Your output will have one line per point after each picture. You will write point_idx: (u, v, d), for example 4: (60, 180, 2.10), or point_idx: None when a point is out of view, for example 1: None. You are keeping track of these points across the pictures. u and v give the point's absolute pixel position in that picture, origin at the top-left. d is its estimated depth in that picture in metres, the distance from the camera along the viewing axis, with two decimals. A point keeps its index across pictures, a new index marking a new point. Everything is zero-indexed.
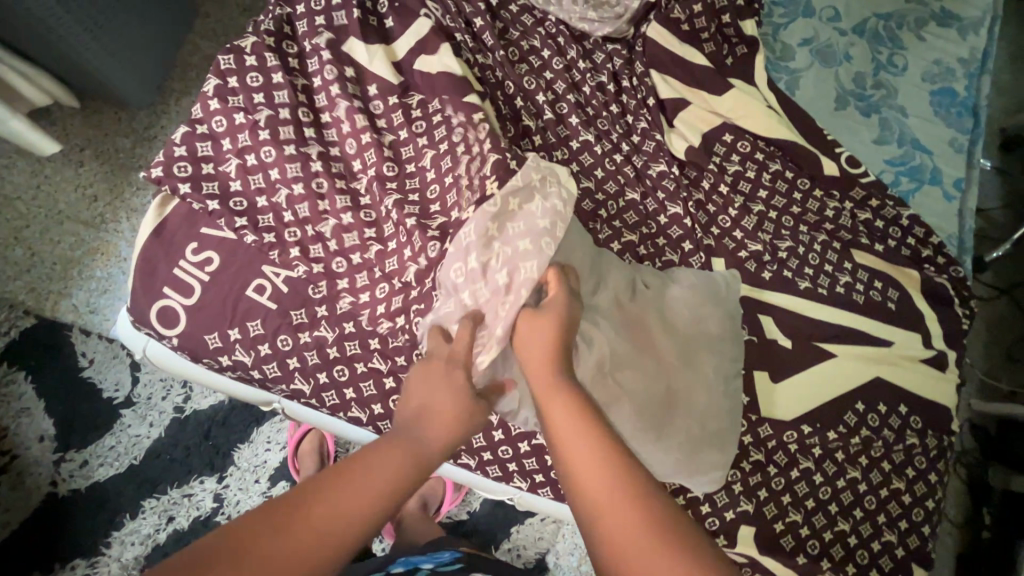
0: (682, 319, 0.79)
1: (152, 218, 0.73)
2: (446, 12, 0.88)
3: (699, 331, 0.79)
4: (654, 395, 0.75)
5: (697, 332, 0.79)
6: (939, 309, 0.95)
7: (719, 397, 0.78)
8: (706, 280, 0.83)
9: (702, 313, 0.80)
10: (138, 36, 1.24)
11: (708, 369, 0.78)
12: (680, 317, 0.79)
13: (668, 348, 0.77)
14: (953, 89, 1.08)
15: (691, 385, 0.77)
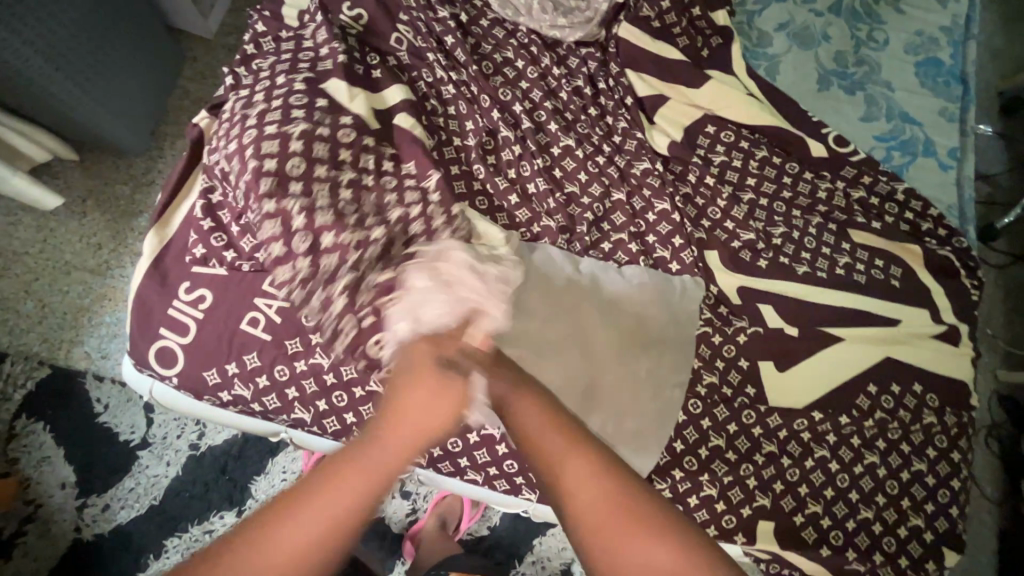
0: (624, 312, 0.80)
1: (144, 262, 0.75)
2: (418, 34, 0.90)
3: (640, 326, 0.80)
4: (580, 375, 0.76)
5: (636, 325, 0.79)
6: (946, 282, 0.92)
7: (653, 385, 0.78)
8: (663, 281, 0.83)
9: (646, 311, 0.80)
10: (128, 87, 1.27)
11: (648, 363, 0.79)
12: (619, 310, 0.80)
13: (603, 336, 0.78)
14: (938, 58, 1.06)
15: (625, 373, 0.78)
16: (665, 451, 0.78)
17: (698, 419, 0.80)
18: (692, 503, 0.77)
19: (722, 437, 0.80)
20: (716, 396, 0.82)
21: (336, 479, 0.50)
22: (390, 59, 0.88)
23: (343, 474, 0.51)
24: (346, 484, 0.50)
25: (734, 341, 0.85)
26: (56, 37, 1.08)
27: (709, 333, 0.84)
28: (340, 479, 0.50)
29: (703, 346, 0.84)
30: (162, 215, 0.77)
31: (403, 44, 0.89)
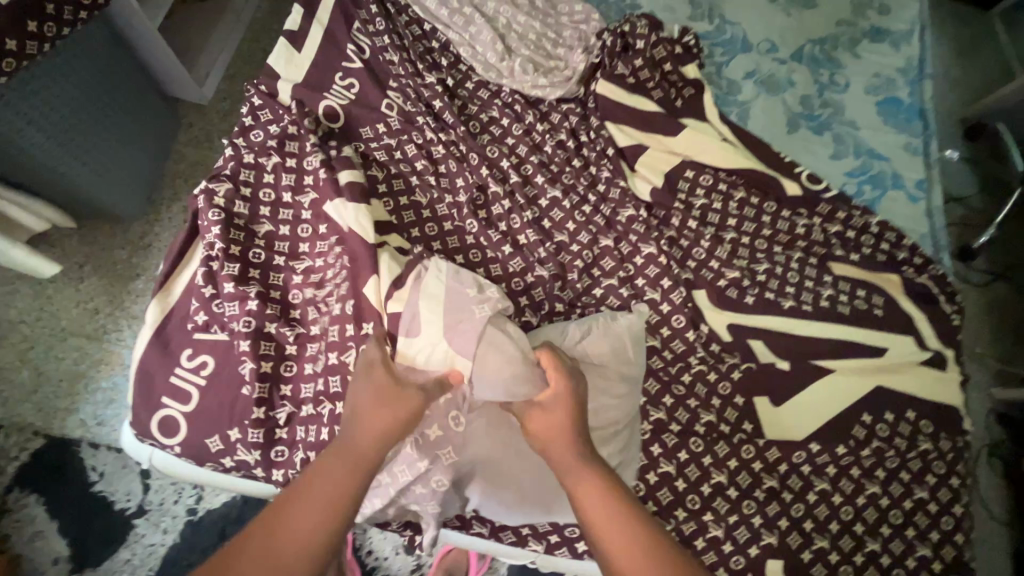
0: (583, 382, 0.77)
1: (147, 330, 0.76)
2: (407, 99, 0.95)
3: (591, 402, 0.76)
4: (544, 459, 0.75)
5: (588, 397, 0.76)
6: (927, 309, 0.95)
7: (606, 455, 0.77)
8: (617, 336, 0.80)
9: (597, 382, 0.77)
10: (123, 152, 1.31)
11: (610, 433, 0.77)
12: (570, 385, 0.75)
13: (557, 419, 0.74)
14: (897, 97, 1.13)
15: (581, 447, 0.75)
16: (667, 492, 0.79)
17: (699, 458, 0.81)
18: (700, 545, 0.78)
19: (724, 474, 0.81)
20: (715, 434, 0.83)
21: (327, 474, 0.57)
22: (381, 123, 0.92)
23: (323, 474, 0.56)
24: (336, 471, 0.57)
25: (729, 377, 0.86)
26: (53, 109, 1.11)
27: (704, 371, 0.86)
28: (335, 464, 0.58)
29: (699, 384, 0.85)
30: (164, 284, 0.79)
31: (393, 109, 0.94)
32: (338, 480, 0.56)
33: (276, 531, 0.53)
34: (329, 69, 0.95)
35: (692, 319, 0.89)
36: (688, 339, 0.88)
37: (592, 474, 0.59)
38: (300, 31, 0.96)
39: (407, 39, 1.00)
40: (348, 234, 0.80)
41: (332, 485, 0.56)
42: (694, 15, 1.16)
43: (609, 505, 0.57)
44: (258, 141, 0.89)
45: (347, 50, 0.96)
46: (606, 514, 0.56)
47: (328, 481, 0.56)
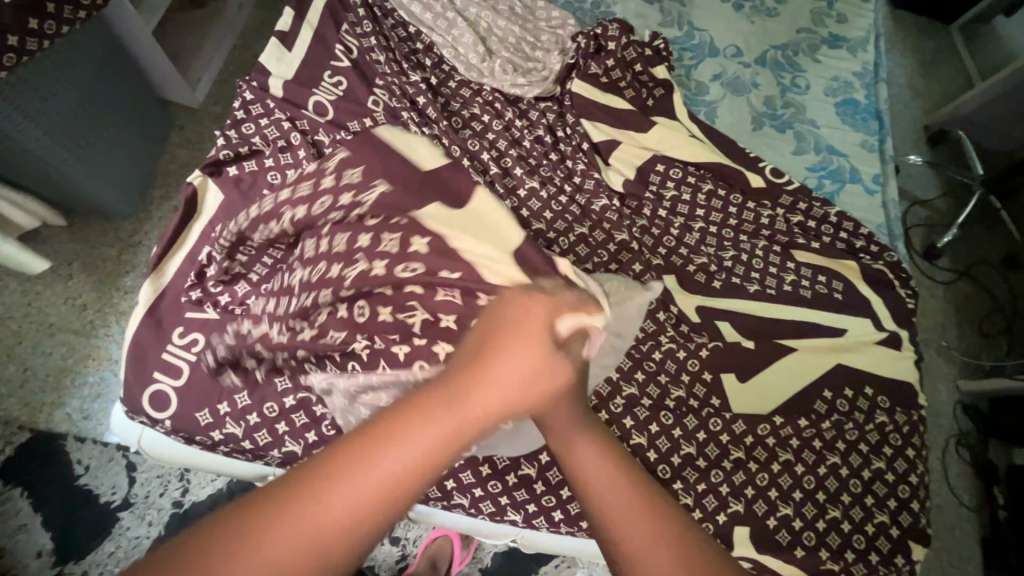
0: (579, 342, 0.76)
1: (140, 309, 0.79)
2: (392, 95, 1.00)
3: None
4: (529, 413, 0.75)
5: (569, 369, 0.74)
6: (883, 293, 1.02)
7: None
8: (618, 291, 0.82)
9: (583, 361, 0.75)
10: (116, 152, 1.34)
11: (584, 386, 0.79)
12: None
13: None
14: (854, 99, 1.21)
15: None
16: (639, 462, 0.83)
17: (670, 429, 0.85)
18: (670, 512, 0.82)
19: (693, 444, 0.85)
20: (684, 407, 0.88)
21: (419, 421, 0.44)
22: (367, 117, 0.97)
23: (425, 411, 0.45)
24: (441, 422, 0.45)
25: (697, 355, 0.91)
26: (49, 108, 1.14)
27: (674, 349, 0.91)
28: (434, 411, 0.45)
29: (669, 361, 0.90)
30: (157, 266, 0.82)
31: (379, 105, 0.99)
32: (435, 432, 0.44)
33: (344, 477, 0.41)
34: (318, 67, 1.00)
35: (663, 301, 0.94)
36: (659, 320, 0.92)
37: (600, 457, 0.52)
38: (290, 32, 1.01)
39: (393, 41, 1.05)
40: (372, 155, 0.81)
41: (434, 434, 0.44)
42: (665, 22, 1.23)
43: (624, 486, 0.50)
44: (249, 133, 0.93)
45: (336, 49, 1.02)
46: (620, 503, 0.49)
47: (425, 430, 0.44)
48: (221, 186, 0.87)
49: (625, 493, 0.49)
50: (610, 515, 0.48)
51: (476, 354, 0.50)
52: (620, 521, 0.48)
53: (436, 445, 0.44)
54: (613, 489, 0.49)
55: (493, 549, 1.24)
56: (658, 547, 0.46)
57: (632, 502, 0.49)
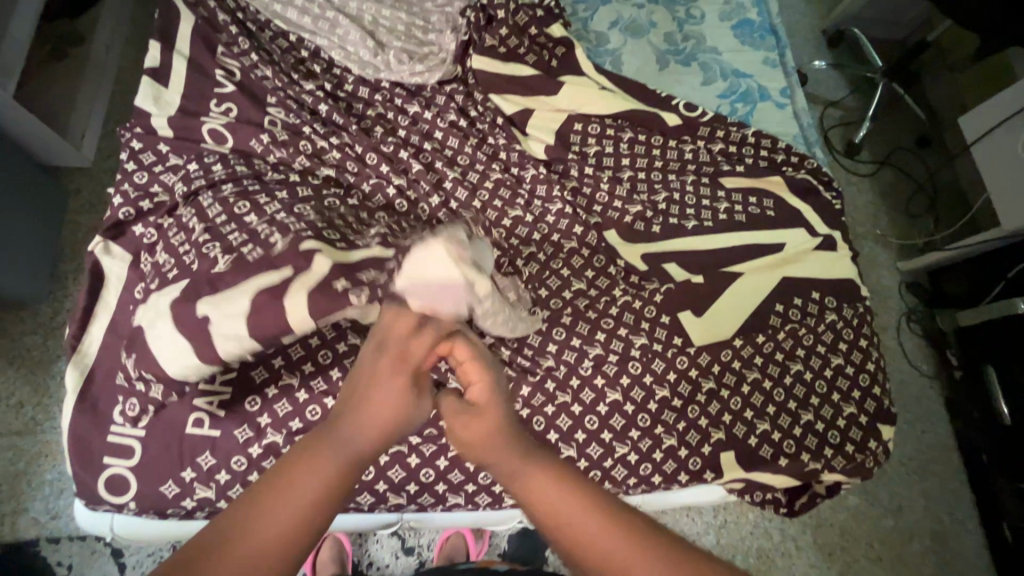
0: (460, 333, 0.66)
1: (73, 390, 0.76)
2: (290, 110, 0.95)
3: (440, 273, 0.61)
4: None
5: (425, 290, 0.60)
6: (810, 201, 1.06)
7: None
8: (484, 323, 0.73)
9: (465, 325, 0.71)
10: (9, 232, 1.23)
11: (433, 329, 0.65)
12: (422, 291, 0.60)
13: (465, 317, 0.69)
14: (748, 18, 1.23)
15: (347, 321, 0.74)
16: (619, 417, 0.85)
17: (640, 378, 0.86)
18: (658, 457, 0.85)
19: (666, 387, 0.87)
20: (650, 353, 0.88)
21: (278, 490, 0.45)
22: (266, 135, 0.92)
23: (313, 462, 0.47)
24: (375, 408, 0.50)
25: (652, 301, 0.92)
26: None
27: (630, 300, 0.91)
28: (373, 393, 0.50)
29: (627, 313, 0.90)
30: (79, 346, 0.79)
31: (277, 124, 0.94)
32: (278, 530, 0.43)
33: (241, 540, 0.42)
34: (201, 99, 0.93)
35: (610, 256, 0.95)
36: (611, 275, 0.93)
37: (537, 464, 0.51)
38: (162, 66, 0.94)
39: (276, 54, 1.00)
40: (477, 72, 1.04)
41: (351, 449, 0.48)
42: None
43: (589, 505, 0.48)
44: (146, 183, 0.87)
45: (216, 75, 0.95)
46: (570, 503, 0.48)
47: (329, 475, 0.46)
48: (136, 252, 0.84)
49: (595, 521, 0.47)
50: (564, 525, 0.48)
51: (354, 399, 0.51)
52: (569, 519, 0.48)
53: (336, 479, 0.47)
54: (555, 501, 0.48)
55: (506, 533, 1.29)
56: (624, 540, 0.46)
57: (591, 511, 0.48)
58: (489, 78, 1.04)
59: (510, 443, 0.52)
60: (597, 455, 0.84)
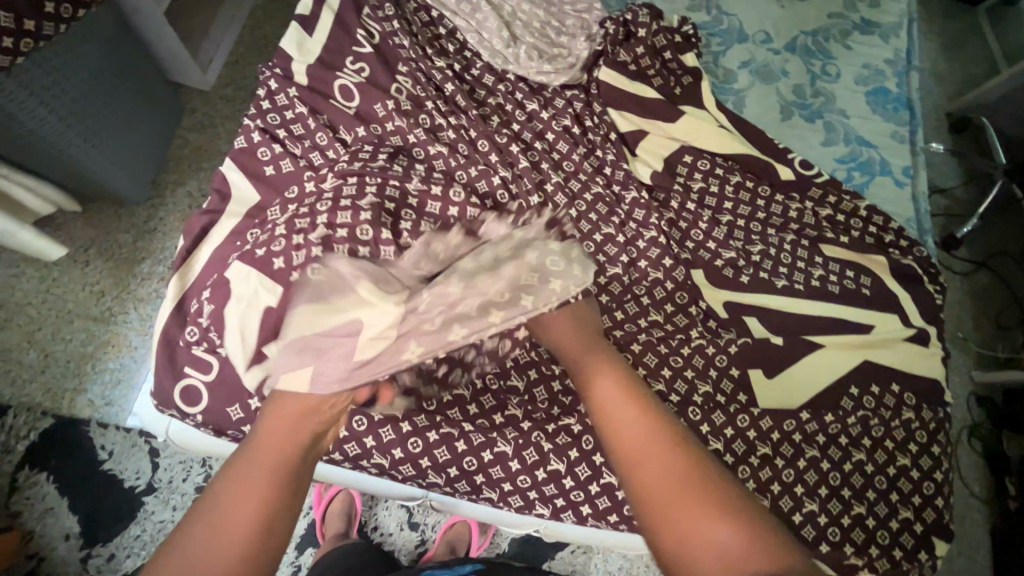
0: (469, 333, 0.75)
1: (170, 299, 0.81)
2: (417, 82, 0.98)
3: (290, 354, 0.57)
4: None
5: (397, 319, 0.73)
6: (911, 289, 1.01)
7: None
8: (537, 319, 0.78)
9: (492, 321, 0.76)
10: (128, 133, 1.32)
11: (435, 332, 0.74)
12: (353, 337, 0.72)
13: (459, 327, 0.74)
14: (885, 88, 1.18)
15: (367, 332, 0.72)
16: None
17: (697, 426, 0.85)
18: None
19: (721, 441, 0.85)
20: (712, 403, 0.87)
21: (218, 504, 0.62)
22: (390, 101, 0.94)
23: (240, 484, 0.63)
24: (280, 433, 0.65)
25: (726, 351, 0.90)
26: (59, 96, 1.11)
27: (703, 344, 0.90)
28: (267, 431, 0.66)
29: (697, 357, 0.89)
30: (184, 260, 0.84)
31: (402, 93, 0.97)
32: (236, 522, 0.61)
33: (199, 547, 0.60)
34: (339, 54, 0.97)
35: (693, 296, 0.93)
36: (690, 314, 0.92)
37: (611, 368, 0.73)
38: (311, 16, 0.99)
39: (415, 25, 1.03)
40: (602, 83, 1.04)
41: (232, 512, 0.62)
42: (693, 6, 1.21)
43: (641, 411, 0.68)
44: (274, 123, 0.92)
45: (358, 35, 0.99)
46: (627, 409, 0.68)
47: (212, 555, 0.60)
48: (254, 185, 0.89)
49: (642, 418, 0.67)
50: (618, 419, 0.67)
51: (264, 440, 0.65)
52: (622, 420, 0.67)
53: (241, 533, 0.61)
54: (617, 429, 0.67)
55: (510, 535, 1.30)
56: (662, 447, 0.65)
57: (637, 410, 0.68)
58: (612, 93, 1.04)
59: (591, 359, 0.74)
60: None
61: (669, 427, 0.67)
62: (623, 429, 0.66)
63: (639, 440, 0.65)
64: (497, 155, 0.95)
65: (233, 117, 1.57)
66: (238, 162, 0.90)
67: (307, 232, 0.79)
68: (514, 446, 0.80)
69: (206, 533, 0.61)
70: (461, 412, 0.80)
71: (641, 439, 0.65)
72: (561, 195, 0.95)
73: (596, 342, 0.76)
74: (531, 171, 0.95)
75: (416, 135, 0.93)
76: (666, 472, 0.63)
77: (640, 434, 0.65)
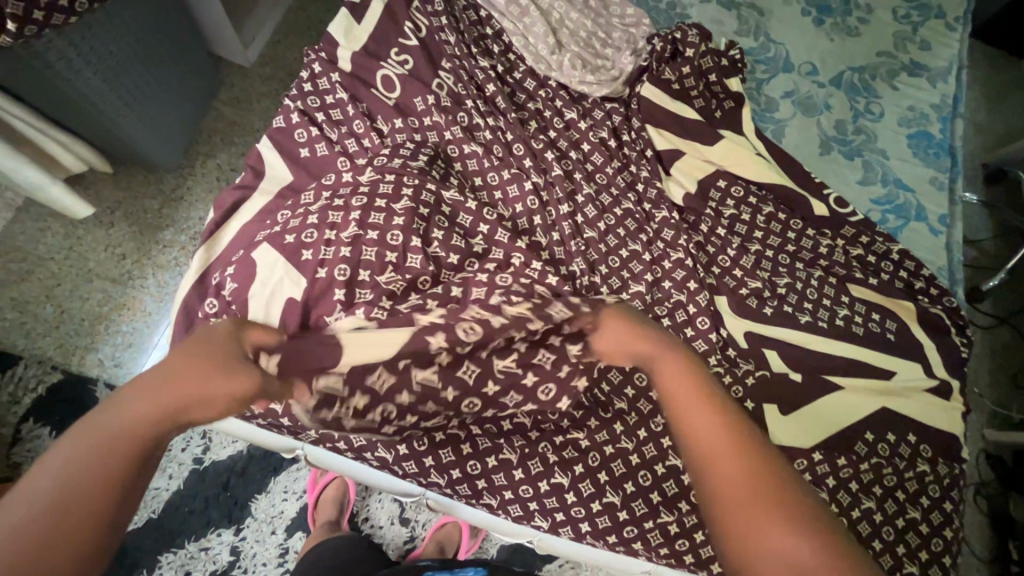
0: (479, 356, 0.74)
1: (195, 270, 0.82)
2: (459, 80, 0.98)
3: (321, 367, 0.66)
4: None
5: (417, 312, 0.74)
6: (936, 340, 0.98)
7: None
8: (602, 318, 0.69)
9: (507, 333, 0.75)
10: (166, 100, 1.33)
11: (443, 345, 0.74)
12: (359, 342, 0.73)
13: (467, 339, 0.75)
14: (929, 132, 1.15)
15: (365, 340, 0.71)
16: (673, 484, 0.81)
17: None
18: (699, 540, 0.79)
19: None
20: None
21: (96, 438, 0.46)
22: (431, 96, 0.95)
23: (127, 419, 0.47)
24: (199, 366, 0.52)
25: (742, 382, 0.89)
26: (103, 57, 1.12)
27: (720, 373, 0.89)
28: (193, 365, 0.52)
29: None
30: (213, 234, 0.85)
31: (443, 89, 0.97)
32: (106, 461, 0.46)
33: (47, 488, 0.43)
34: (385, 44, 0.97)
35: (715, 322, 0.92)
36: (710, 341, 0.90)
37: (677, 358, 0.61)
38: (362, 4, 0.99)
39: (463, 23, 1.03)
40: (643, 98, 1.04)
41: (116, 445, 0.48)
42: (741, 31, 1.20)
43: (706, 405, 0.55)
44: (314, 106, 0.92)
45: (405, 27, 0.99)
46: (691, 399, 0.56)
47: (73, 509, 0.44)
48: (288, 166, 0.89)
49: (710, 412, 0.54)
50: (683, 412, 0.55)
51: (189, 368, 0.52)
52: (689, 412, 0.55)
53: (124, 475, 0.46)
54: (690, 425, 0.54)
55: (499, 542, 1.28)
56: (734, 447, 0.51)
57: (702, 401, 0.56)
58: (652, 111, 1.03)
59: (653, 345, 0.63)
60: (640, 512, 0.79)
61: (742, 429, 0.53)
62: (699, 430, 0.53)
63: (711, 437, 0.52)
64: (531, 160, 0.95)
65: (269, 95, 1.58)
66: (274, 142, 0.90)
67: (337, 217, 0.79)
68: (520, 454, 0.79)
69: (63, 467, 0.45)
70: (470, 415, 0.80)
71: (714, 436, 0.52)
72: (591, 207, 0.95)
73: (660, 333, 0.65)
74: (563, 179, 0.95)
75: (452, 133, 0.93)
76: (736, 481, 0.49)
77: (707, 428, 0.53)
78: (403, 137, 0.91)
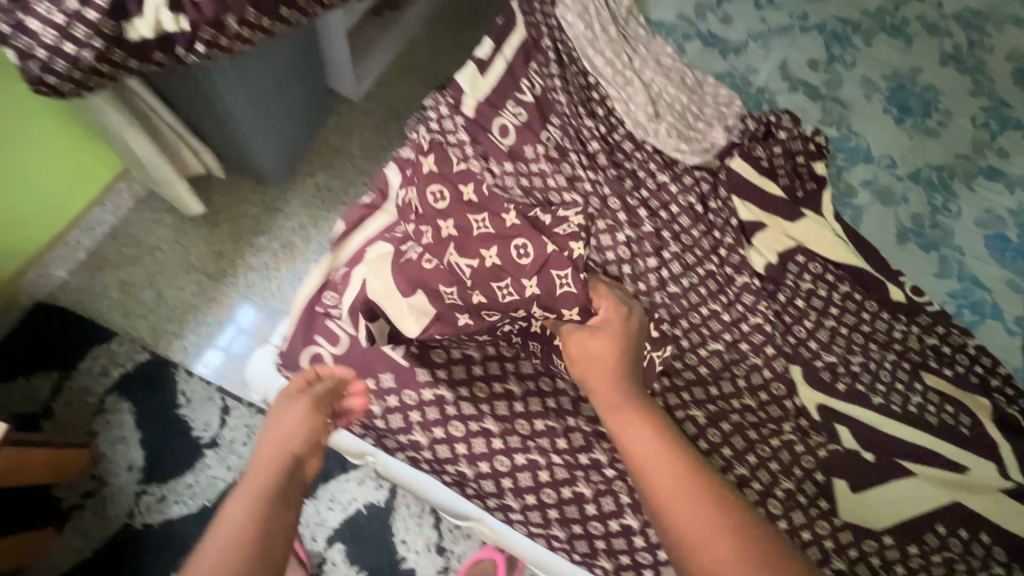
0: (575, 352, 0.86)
1: (320, 272, 0.92)
2: (566, 136, 1.07)
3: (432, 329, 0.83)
4: None
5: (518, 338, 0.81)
6: (1013, 440, 0.97)
7: None
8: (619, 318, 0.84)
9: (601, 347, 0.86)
10: (286, 121, 1.48)
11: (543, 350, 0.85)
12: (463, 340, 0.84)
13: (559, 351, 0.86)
14: (1007, 235, 1.18)
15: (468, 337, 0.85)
16: None
17: (775, 519, 0.84)
18: None
19: (796, 542, 0.83)
20: (793, 501, 0.86)
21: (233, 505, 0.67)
22: (540, 146, 1.04)
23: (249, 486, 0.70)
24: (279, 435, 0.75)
25: (813, 452, 0.90)
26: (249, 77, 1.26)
27: (793, 440, 0.90)
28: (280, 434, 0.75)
29: (784, 451, 0.89)
30: (340, 241, 0.95)
31: (551, 141, 1.06)
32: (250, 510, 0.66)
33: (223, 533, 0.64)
34: (503, 96, 1.06)
35: (789, 389, 0.95)
36: (784, 406, 0.93)
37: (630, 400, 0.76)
38: None
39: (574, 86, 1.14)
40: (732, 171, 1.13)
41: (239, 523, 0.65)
42: (825, 121, 1.28)
43: (663, 441, 0.71)
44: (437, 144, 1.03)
45: (522, 84, 1.07)
46: (649, 442, 0.71)
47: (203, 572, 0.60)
48: None
49: (658, 446, 0.70)
50: (643, 457, 0.69)
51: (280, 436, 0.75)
52: (647, 459, 0.69)
53: (237, 535, 0.63)
54: (656, 468, 0.68)
55: None
56: (688, 479, 0.67)
57: (660, 448, 0.70)
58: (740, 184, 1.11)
59: (619, 392, 0.76)
60: None
61: (687, 460, 0.69)
62: (657, 471, 0.68)
63: (669, 478, 0.67)
64: (625, 214, 1.02)
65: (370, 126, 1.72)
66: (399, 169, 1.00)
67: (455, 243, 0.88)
68: (595, 489, 0.82)
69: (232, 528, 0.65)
70: (550, 443, 0.83)
71: (671, 477, 0.67)
72: (677, 265, 1.00)
73: (626, 369, 0.79)
74: (653, 235, 1.02)
75: (556, 182, 1.02)
76: (692, 519, 0.63)
77: (663, 462, 0.68)
78: (512, 180, 1.00)
